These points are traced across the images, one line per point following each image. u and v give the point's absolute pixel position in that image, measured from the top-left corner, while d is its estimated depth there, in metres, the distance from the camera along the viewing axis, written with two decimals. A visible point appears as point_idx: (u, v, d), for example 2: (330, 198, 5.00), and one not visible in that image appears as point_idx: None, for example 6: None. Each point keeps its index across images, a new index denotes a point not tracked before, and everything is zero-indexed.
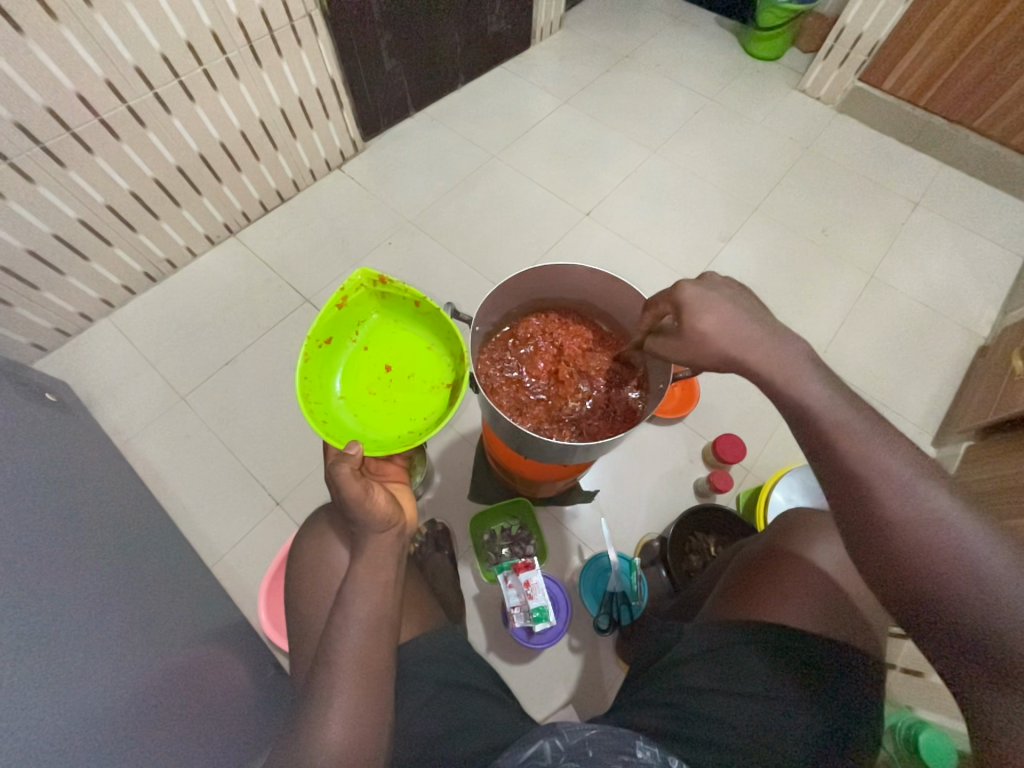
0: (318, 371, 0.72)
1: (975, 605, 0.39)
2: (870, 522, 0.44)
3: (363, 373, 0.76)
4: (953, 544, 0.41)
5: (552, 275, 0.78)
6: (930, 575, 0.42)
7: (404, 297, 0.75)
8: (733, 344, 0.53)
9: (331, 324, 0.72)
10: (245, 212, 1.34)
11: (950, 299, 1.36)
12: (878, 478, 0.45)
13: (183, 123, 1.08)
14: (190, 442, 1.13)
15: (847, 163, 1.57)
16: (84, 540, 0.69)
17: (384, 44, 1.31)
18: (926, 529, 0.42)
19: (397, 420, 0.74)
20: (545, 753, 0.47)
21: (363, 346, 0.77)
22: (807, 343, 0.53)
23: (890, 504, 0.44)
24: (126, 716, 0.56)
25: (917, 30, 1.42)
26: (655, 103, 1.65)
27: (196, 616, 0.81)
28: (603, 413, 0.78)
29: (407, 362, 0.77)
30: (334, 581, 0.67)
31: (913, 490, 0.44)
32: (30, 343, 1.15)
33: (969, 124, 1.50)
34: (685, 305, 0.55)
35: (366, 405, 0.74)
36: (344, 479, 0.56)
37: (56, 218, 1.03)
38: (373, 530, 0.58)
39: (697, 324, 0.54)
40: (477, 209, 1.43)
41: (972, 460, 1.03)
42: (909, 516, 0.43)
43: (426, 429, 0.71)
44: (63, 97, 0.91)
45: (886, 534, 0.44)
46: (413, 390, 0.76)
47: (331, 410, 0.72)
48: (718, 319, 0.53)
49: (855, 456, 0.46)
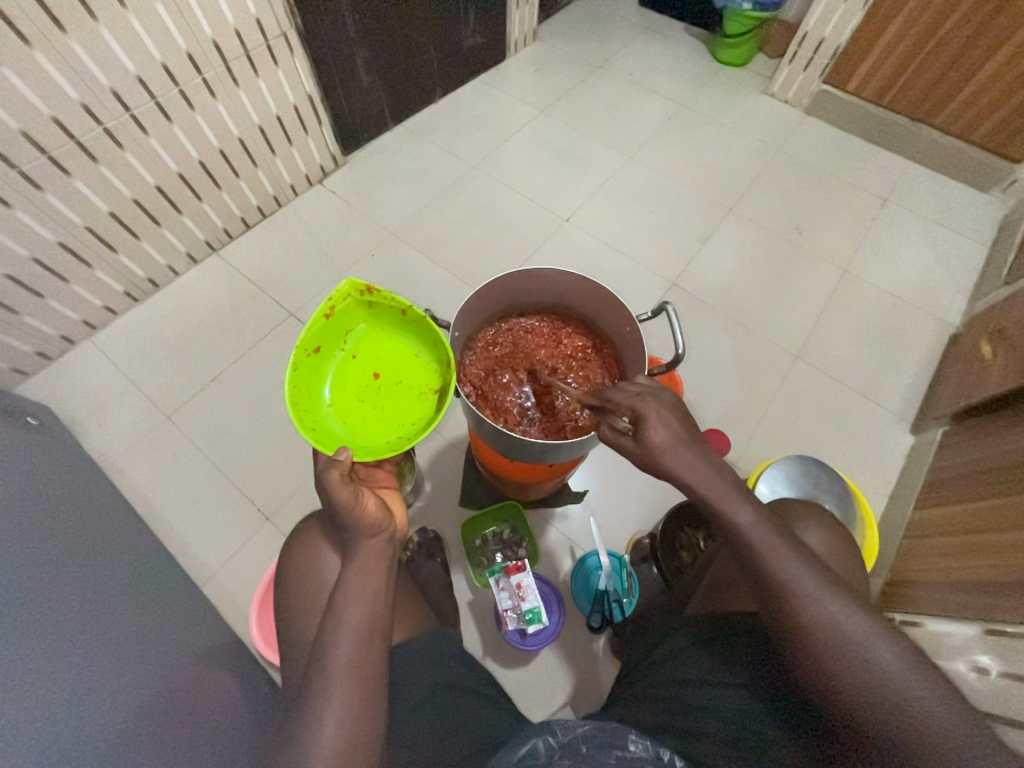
0: (308, 379, 0.73)
1: (883, 700, 0.44)
2: (796, 631, 0.49)
3: (352, 381, 0.77)
4: (856, 648, 0.46)
5: (569, 290, 0.81)
6: (849, 684, 0.46)
7: (391, 306, 0.75)
8: (681, 462, 0.53)
9: (320, 333, 0.73)
10: (227, 230, 1.35)
11: (922, 291, 1.40)
12: (788, 599, 0.50)
13: (162, 143, 1.09)
14: (176, 460, 1.12)
15: (817, 163, 1.61)
16: (70, 561, 0.69)
17: (361, 61, 1.34)
18: (834, 635, 0.47)
19: (385, 425, 0.75)
20: (539, 752, 0.48)
21: (352, 354, 0.78)
22: (720, 466, 0.54)
23: (807, 610, 0.49)
24: (111, 738, 0.55)
25: (875, 33, 1.48)
26: (630, 110, 1.70)
27: (187, 638, 0.80)
28: (517, 413, 0.79)
29: (394, 368, 0.78)
30: (323, 584, 0.68)
31: (820, 601, 0.49)
32: (11, 368, 1.14)
33: (930, 121, 1.55)
34: (643, 413, 0.54)
35: (355, 412, 0.75)
36: (334, 485, 0.57)
37: (34, 240, 1.03)
38: (367, 534, 0.59)
39: (651, 440, 0.53)
40: (458, 218, 1.45)
41: (950, 446, 1.05)
42: (821, 624, 0.48)
43: (416, 435, 0.72)
44: (39, 122, 0.92)
45: (809, 659, 0.48)
46: (401, 396, 0.77)
47: (320, 418, 0.72)
48: (670, 432, 0.53)
49: (773, 573, 0.51)
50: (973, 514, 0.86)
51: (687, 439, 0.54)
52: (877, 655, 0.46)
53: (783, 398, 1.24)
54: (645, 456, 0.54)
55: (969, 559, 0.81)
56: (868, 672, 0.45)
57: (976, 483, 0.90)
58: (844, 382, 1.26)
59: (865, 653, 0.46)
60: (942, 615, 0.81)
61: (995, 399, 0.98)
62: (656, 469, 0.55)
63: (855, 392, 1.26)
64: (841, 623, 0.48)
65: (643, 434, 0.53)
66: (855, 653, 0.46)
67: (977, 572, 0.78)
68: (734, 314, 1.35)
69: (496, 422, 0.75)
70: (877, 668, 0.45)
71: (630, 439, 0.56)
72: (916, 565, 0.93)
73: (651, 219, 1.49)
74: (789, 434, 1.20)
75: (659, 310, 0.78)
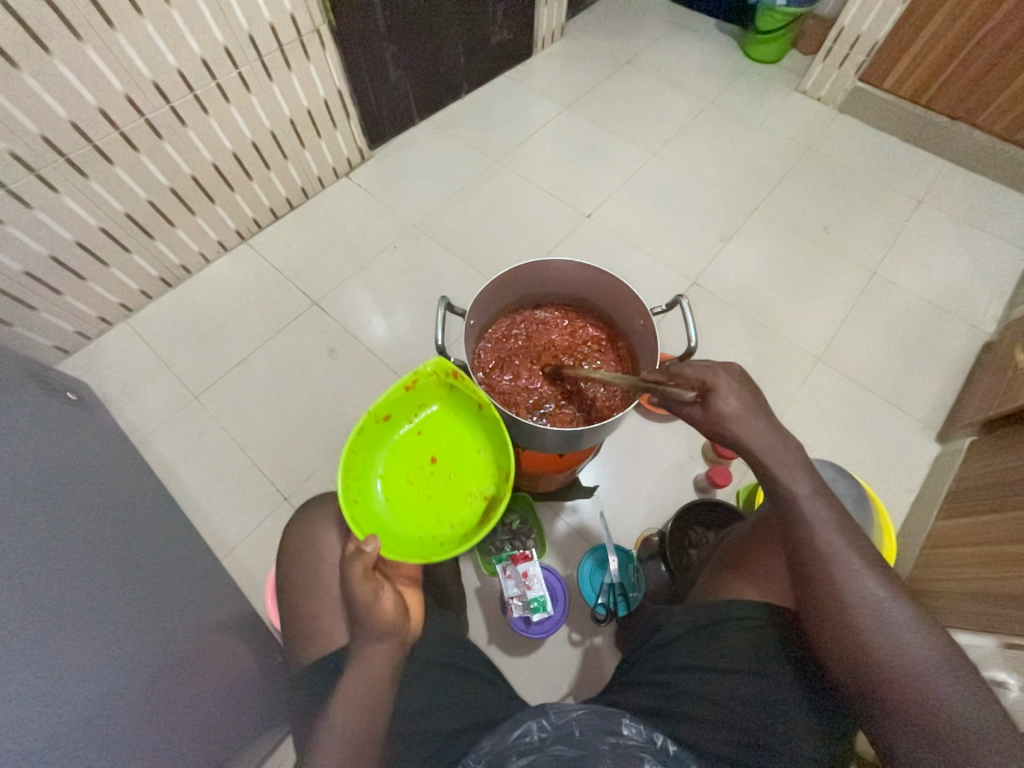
0: (369, 444, 0.74)
1: (903, 679, 0.46)
2: (828, 603, 0.51)
3: (409, 458, 0.77)
4: (886, 629, 0.48)
5: (583, 281, 0.81)
6: (874, 661, 0.48)
7: (471, 396, 0.74)
8: (748, 430, 0.57)
9: (394, 402, 0.73)
10: (257, 220, 1.39)
11: (956, 295, 1.35)
12: (828, 571, 0.52)
13: (198, 135, 1.14)
14: (201, 439, 1.17)
15: (849, 162, 1.57)
16: (102, 527, 0.73)
17: (389, 56, 1.36)
18: (867, 613, 0.49)
19: (427, 517, 0.74)
20: (531, 732, 0.50)
21: (418, 429, 0.77)
22: (790, 435, 0.58)
23: (844, 585, 0.51)
24: (124, 698, 0.57)
25: (915, 29, 1.43)
26: (657, 107, 1.68)
27: (207, 607, 0.84)
28: (533, 401, 0.80)
29: (452, 457, 0.77)
30: (318, 561, 0.72)
31: (858, 580, 0.51)
32: (54, 346, 1.20)
33: (971, 120, 1.49)
34: (712, 386, 0.58)
35: (403, 493, 0.75)
36: (356, 578, 0.57)
37: (79, 225, 1.08)
38: (376, 636, 0.57)
39: (720, 408, 0.58)
40: (480, 212, 1.47)
41: (977, 456, 1.02)
42: (856, 600, 0.50)
43: (449, 546, 0.71)
44: (86, 112, 0.97)
45: (836, 631, 0.50)
46: (450, 489, 0.76)
47: (366, 486, 0.73)
48: (740, 402, 0.57)
49: (815, 546, 0.53)
50: (996, 525, 0.83)
51: (757, 409, 0.58)
52: (907, 639, 0.47)
53: (803, 400, 1.22)
54: (714, 425, 0.59)
55: (990, 570, 0.79)
56: (893, 653, 0.47)
57: (1000, 495, 0.87)
58: (868, 387, 1.23)
59: (895, 636, 0.48)
60: (959, 626, 0.79)
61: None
62: (726, 433, 0.59)
63: (878, 398, 1.23)
64: (874, 604, 0.49)
65: (712, 404, 0.58)
66: (883, 634, 0.48)
67: (996, 585, 0.76)
68: (755, 315, 1.33)
69: (510, 410, 0.77)
70: (902, 650, 0.47)
71: (699, 411, 0.60)
72: (932, 576, 0.91)
73: (673, 216, 1.47)
74: (808, 438, 1.17)
75: (673, 304, 0.78)
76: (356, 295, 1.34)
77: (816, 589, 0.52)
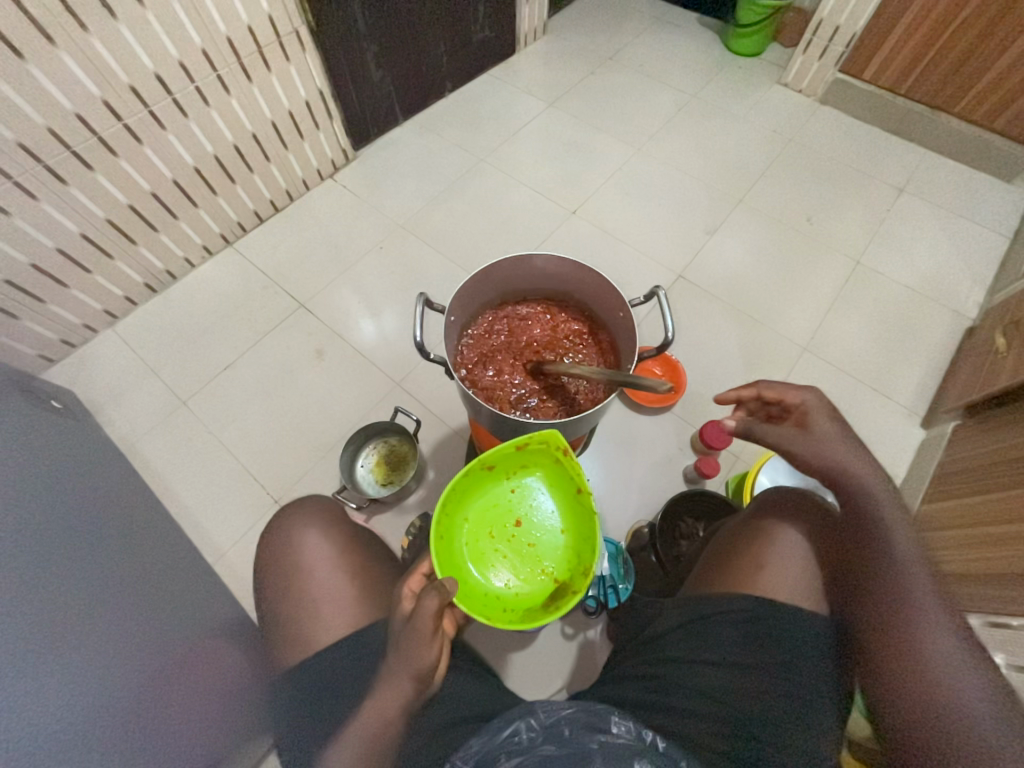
0: (468, 486, 0.74)
1: (947, 711, 0.45)
2: (889, 617, 0.51)
3: (497, 513, 0.76)
4: (943, 660, 0.47)
5: (563, 275, 0.82)
6: (920, 685, 0.47)
7: (574, 477, 0.72)
8: (843, 452, 0.60)
9: (502, 456, 0.73)
10: (242, 223, 1.39)
11: (938, 282, 1.37)
12: (895, 588, 0.52)
13: (178, 138, 1.13)
14: (190, 444, 1.16)
15: (831, 153, 1.58)
16: (89, 533, 0.73)
17: (370, 56, 1.36)
18: (927, 639, 0.49)
19: (497, 576, 0.72)
20: (521, 732, 0.49)
21: (512, 487, 0.77)
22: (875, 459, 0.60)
23: (910, 605, 0.50)
24: (112, 703, 0.57)
25: (893, 20, 1.44)
26: (640, 102, 1.69)
27: (198, 612, 0.83)
28: (517, 397, 0.80)
29: (536, 524, 0.76)
30: (297, 564, 0.72)
31: (928, 607, 0.50)
32: (38, 354, 1.19)
33: (949, 109, 1.51)
34: (811, 407, 0.65)
35: (483, 545, 0.74)
36: (428, 614, 0.53)
37: (60, 232, 1.08)
38: (409, 676, 0.54)
39: (821, 427, 0.63)
40: (465, 210, 1.47)
41: (962, 439, 1.03)
42: (920, 623, 0.49)
43: (513, 614, 0.69)
44: (63, 118, 0.96)
45: (889, 645, 0.50)
46: (525, 554, 0.74)
47: (452, 526, 0.73)
48: (838, 428, 0.63)
49: (890, 563, 0.53)
50: (981, 508, 0.84)
51: (852, 437, 0.62)
52: (961, 678, 0.46)
53: None
54: (808, 444, 0.63)
55: (975, 552, 0.79)
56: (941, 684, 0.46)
57: (987, 477, 0.87)
58: (853, 375, 1.24)
59: (948, 670, 0.47)
60: None
61: (1010, 390, 0.96)
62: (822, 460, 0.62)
63: (864, 386, 1.24)
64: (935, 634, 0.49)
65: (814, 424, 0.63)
66: (933, 662, 0.47)
67: (982, 566, 0.77)
68: (741, 306, 1.33)
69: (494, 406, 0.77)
70: (953, 685, 0.46)
71: (796, 434, 0.65)
72: None
73: (658, 211, 1.48)
74: None
75: (652, 295, 0.78)
76: (343, 296, 1.34)
77: (879, 602, 0.52)
